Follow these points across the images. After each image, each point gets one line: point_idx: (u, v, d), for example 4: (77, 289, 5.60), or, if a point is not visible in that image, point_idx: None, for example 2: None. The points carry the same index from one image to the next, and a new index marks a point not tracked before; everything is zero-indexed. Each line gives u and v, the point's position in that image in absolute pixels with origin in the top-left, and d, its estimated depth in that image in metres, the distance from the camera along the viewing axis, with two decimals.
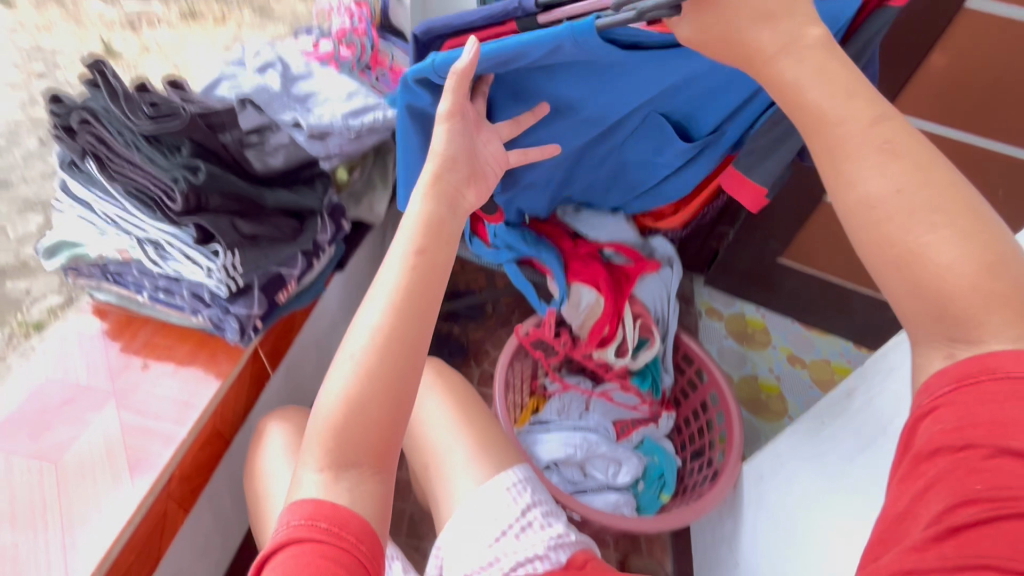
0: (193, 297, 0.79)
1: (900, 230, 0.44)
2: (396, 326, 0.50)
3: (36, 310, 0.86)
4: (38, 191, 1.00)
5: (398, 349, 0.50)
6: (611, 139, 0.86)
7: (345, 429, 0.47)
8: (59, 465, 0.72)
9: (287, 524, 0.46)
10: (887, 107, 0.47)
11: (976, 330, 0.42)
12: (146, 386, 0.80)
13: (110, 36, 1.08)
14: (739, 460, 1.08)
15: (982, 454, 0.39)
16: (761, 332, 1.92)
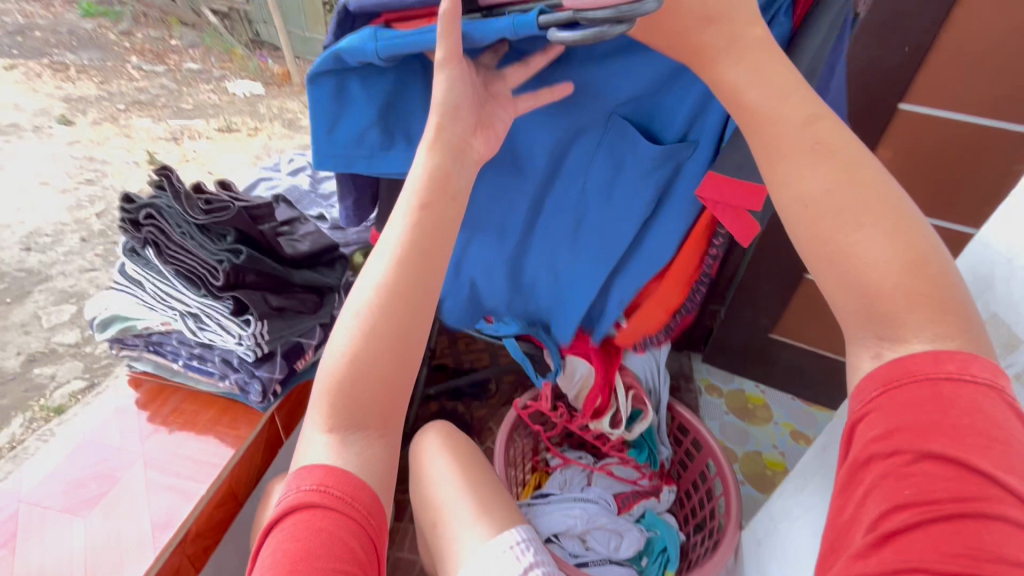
0: (224, 363, 0.90)
1: (834, 240, 0.51)
2: (395, 284, 0.52)
3: (59, 396, 1.03)
4: (74, 284, 1.13)
5: (392, 313, 0.51)
6: (565, 172, 0.84)
7: (350, 390, 0.49)
8: (88, 520, 0.77)
9: (296, 492, 0.47)
10: (819, 108, 0.55)
11: (901, 330, 0.49)
12: (173, 447, 0.87)
13: (154, 148, 1.26)
14: (737, 528, 1.10)
15: (906, 459, 0.45)
16: (762, 408, 1.95)
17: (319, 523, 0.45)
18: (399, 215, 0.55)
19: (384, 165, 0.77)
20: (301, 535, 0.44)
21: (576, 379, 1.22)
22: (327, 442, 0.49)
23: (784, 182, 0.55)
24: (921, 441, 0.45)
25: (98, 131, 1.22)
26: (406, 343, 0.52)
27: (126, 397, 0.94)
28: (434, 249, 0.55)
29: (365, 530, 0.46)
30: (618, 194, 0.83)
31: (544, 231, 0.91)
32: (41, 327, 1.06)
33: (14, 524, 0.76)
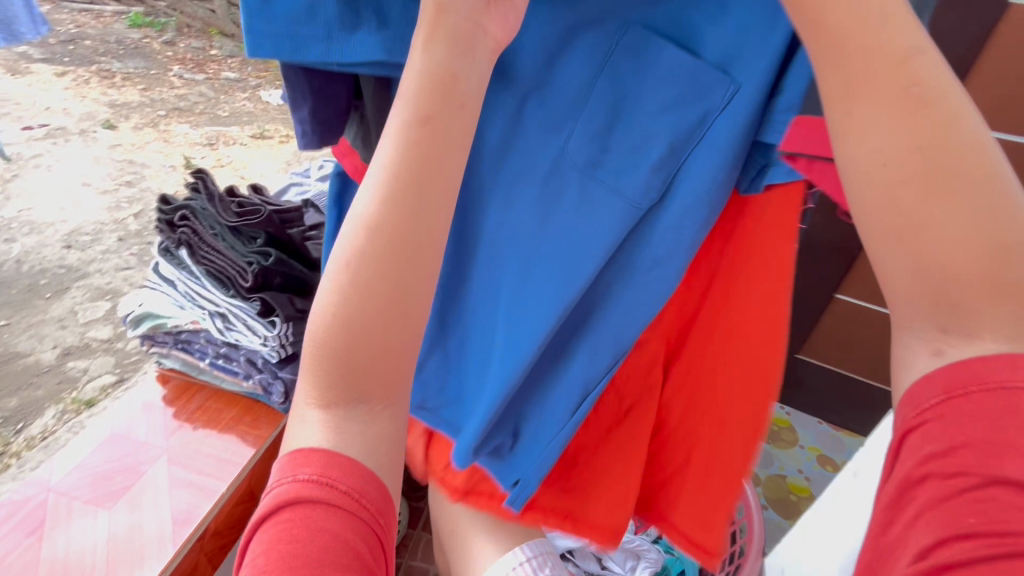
0: (248, 363, 0.91)
1: (899, 203, 0.42)
2: (384, 221, 0.42)
3: (90, 388, 1.04)
4: (110, 281, 1.15)
5: (384, 265, 0.42)
6: (559, 89, 0.60)
7: (348, 351, 0.41)
8: (114, 512, 0.79)
9: (282, 482, 0.39)
10: (921, 45, 0.43)
11: (974, 324, 0.40)
12: (197, 444, 0.89)
13: (190, 152, 1.32)
14: (759, 557, 1.07)
15: (971, 483, 0.38)
16: (788, 430, 1.89)
17: (320, 520, 0.37)
18: (393, 126, 0.43)
19: (346, 53, 0.55)
20: (292, 535, 0.36)
21: None
22: (323, 424, 0.41)
23: (852, 127, 0.44)
24: (991, 461, 0.37)
25: (140, 135, 1.28)
26: (409, 294, 0.43)
27: (156, 391, 0.97)
28: (436, 169, 0.43)
29: (372, 530, 0.38)
30: (644, 134, 0.60)
31: (529, 203, 0.64)
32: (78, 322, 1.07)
33: (44, 513, 0.78)
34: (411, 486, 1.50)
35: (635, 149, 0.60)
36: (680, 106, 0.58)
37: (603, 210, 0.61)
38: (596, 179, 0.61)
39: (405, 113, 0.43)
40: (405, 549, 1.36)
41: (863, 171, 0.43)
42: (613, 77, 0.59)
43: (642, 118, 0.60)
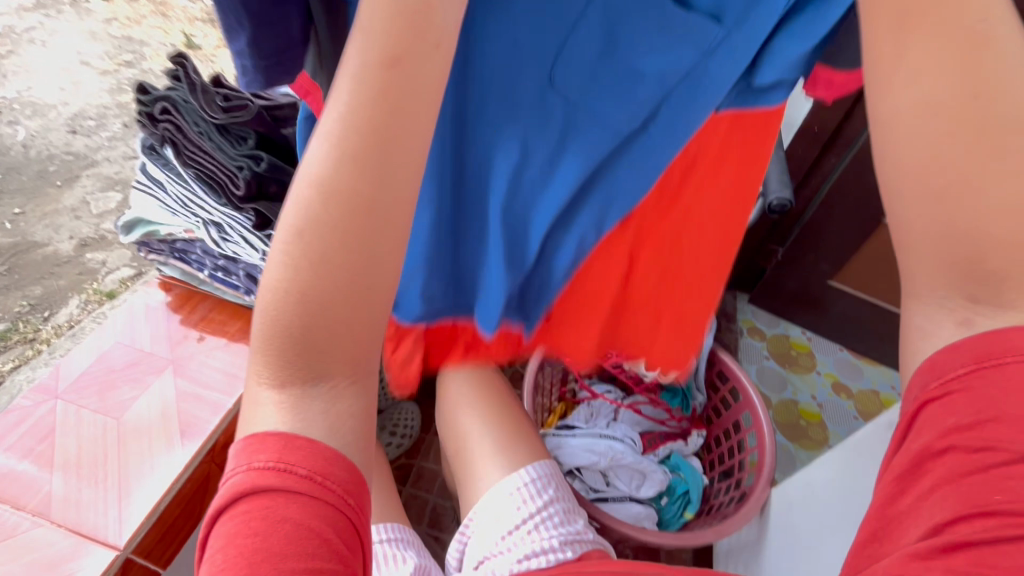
0: (248, 278, 0.86)
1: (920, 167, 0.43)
2: (343, 182, 0.36)
3: (110, 281, 0.99)
4: (118, 171, 1.05)
5: (327, 231, 0.36)
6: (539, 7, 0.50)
7: (308, 330, 0.37)
8: (120, 423, 0.77)
9: (239, 471, 0.38)
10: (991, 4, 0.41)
11: (1004, 286, 0.41)
12: (201, 357, 0.87)
13: (191, 30, 1.14)
14: (768, 485, 1.05)
15: (1000, 458, 0.38)
16: (806, 356, 1.85)
17: (280, 511, 0.37)
18: (349, 68, 0.37)
19: None
20: (254, 527, 0.36)
21: None
22: (280, 407, 0.38)
23: (902, 87, 0.43)
24: (1018, 437, 0.38)
25: (136, 9, 1.11)
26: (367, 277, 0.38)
27: (157, 300, 0.92)
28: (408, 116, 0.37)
29: (342, 513, 0.38)
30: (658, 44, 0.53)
31: (499, 123, 0.56)
32: (91, 214, 0.99)
33: (54, 420, 0.76)
34: (423, 392, 1.53)
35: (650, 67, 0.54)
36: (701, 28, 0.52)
37: (597, 130, 0.57)
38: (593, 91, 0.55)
39: (366, 53, 0.37)
40: (417, 452, 1.42)
41: (905, 127, 0.43)
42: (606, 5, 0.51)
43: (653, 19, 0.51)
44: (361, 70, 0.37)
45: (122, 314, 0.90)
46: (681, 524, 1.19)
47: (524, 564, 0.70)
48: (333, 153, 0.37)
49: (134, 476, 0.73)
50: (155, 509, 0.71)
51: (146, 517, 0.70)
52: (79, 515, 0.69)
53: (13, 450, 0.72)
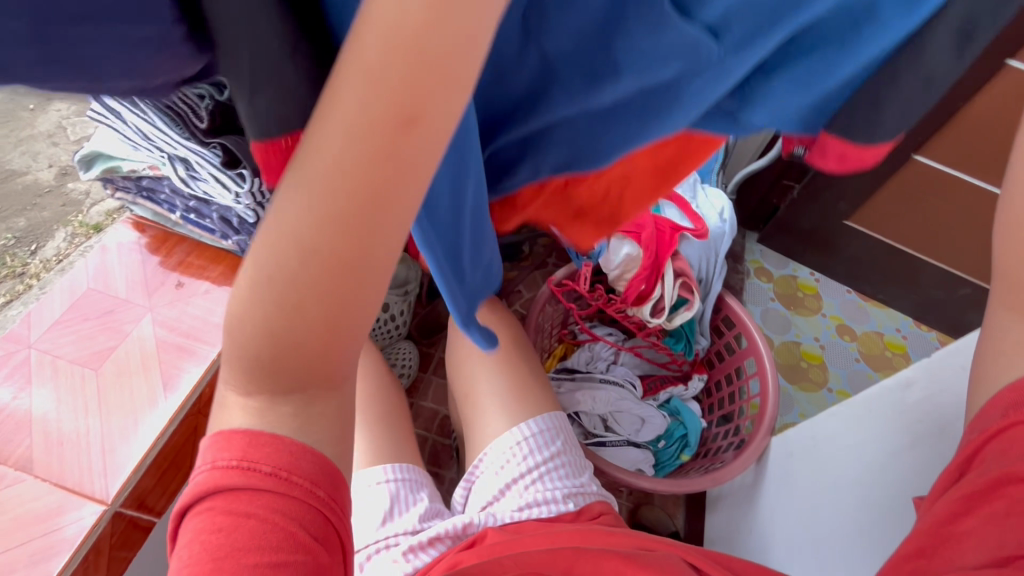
0: (223, 221, 0.79)
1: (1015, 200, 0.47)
2: (304, 227, 0.31)
3: (95, 213, 0.86)
4: None
5: (290, 277, 0.32)
6: None
7: (275, 360, 0.34)
8: (100, 373, 0.74)
9: (203, 470, 0.38)
10: None
11: None
12: (181, 304, 0.82)
13: None
14: (768, 433, 1.04)
15: None
16: (812, 298, 1.81)
17: (244, 507, 0.36)
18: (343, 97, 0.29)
19: None
20: (219, 521, 0.36)
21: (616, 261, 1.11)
22: (243, 407, 0.36)
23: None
24: None
25: None
26: (345, 324, 0.34)
27: (131, 242, 0.86)
28: (392, 171, 0.30)
29: (312, 505, 0.38)
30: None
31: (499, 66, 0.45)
32: (71, 140, 0.83)
33: (29, 370, 0.72)
34: (421, 332, 1.49)
35: (652, 44, 0.40)
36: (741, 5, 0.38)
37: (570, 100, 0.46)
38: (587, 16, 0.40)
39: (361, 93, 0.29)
40: (416, 392, 1.41)
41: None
42: None
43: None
44: (350, 86, 0.29)
45: (93, 257, 0.83)
46: (677, 466, 1.20)
47: (530, 512, 0.71)
48: (310, 198, 0.31)
49: (116, 429, 0.71)
50: (142, 462, 0.70)
51: (133, 470, 0.69)
52: (63, 467, 0.67)
53: None
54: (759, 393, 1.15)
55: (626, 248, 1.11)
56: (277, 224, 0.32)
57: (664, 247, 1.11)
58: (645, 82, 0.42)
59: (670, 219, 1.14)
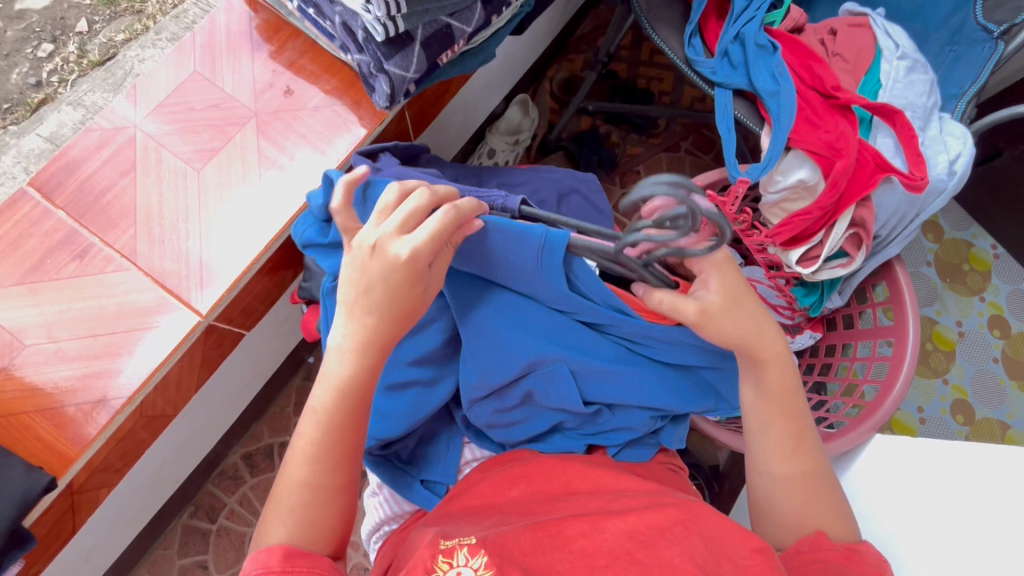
0: (345, 31, 0.61)
1: (765, 474, 0.63)
2: (307, 479, 0.58)
3: None
4: None
5: (328, 494, 0.59)
6: (519, 381, 0.73)
7: (302, 524, 0.57)
8: (201, 176, 0.68)
9: (250, 571, 0.53)
10: None
11: None
12: (288, 117, 0.72)
13: None
14: (871, 430, 0.93)
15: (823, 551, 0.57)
16: (978, 276, 1.50)
17: (300, 554, 0.55)
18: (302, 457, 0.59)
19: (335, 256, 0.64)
20: (292, 560, 0.54)
21: (782, 184, 0.90)
22: (283, 535, 0.56)
23: None
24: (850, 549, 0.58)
25: None
26: (318, 488, 0.58)
27: (245, 23, 0.74)
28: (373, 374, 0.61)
29: (316, 560, 0.55)
30: (551, 405, 0.74)
31: (511, 419, 0.76)
32: None
33: (132, 153, 0.69)
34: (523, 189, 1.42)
35: (561, 413, 0.76)
36: (604, 378, 0.73)
37: (534, 425, 0.78)
38: (506, 413, 0.75)
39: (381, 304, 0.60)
40: None
41: None
42: (552, 393, 0.73)
43: (576, 362, 0.72)
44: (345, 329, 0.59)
45: (201, 33, 0.74)
46: None
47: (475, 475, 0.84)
48: (310, 481, 0.58)
49: (215, 243, 0.67)
50: (236, 285, 0.67)
51: (226, 293, 0.66)
52: (163, 271, 0.66)
53: (96, 179, 0.67)
54: (881, 382, 0.99)
55: (802, 170, 0.89)
56: (320, 403, 0.60)
57: (854, 186, 0.87)
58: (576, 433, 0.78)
59: (879, 150, 0.86)
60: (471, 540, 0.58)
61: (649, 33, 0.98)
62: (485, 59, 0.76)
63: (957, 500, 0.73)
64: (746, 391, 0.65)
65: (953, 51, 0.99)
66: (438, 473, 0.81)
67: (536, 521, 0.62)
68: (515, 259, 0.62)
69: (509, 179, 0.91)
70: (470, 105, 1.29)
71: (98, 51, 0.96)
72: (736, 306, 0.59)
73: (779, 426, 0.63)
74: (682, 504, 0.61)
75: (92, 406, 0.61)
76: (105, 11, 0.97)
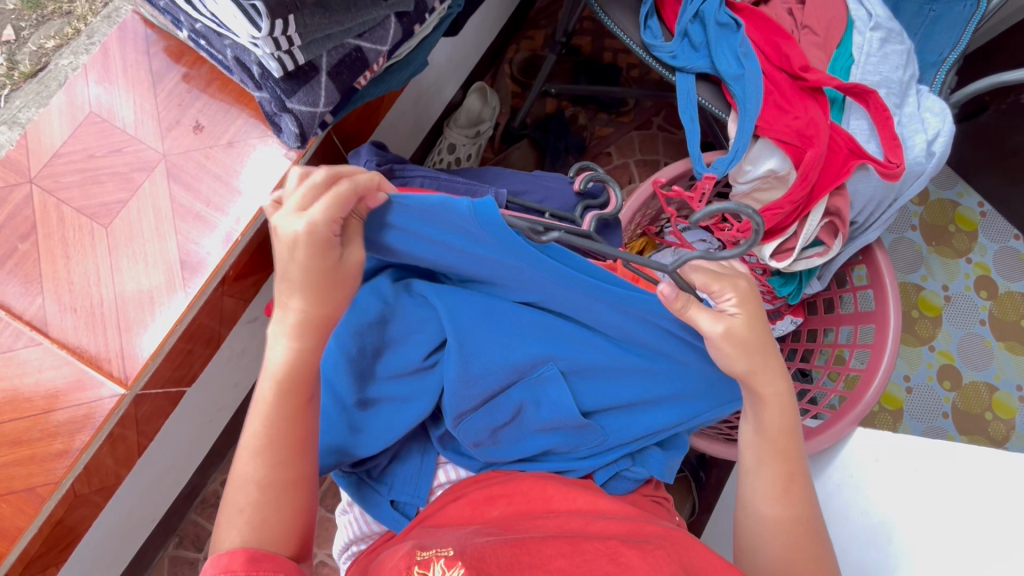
0: (241, 66, 0.56)
1: (752, 512, 0.61)
2: (250, 474, 0.53)
3: None
4: None
5: (277, 489, 0.53)
6: (506, 393, 0.65)
7: (253, 529, 0.52)
8: (110, 232, 0.63)
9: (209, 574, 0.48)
10: None
11: None
12: (200, 158, 0.65)
13: None
14: (853, 423, 0.91)
15: None
16: (964, 237, 1.43)
17: (259, 555, 0.50)
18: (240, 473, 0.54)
19: None
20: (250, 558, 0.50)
21: (752, 174, 0.84)
22: (236, 540, 0.52)
23: None
24: None
25: None
26: (266, 484, 0.53)
27: (142, 48, 0.67)
28: (312, 383, 0.55)
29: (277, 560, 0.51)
30: (543, 418, 0.67)
31: (507, 442, 0.68)
32: None
33: (30, 213, 0.62)
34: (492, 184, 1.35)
35: (557, 424, 0.67)
36: (593, 373, 0.67)
37: (525, 445, 0.69)
38: (497, 429, 0.66)
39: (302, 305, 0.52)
40: None
41: None
42: (540, 398, 0.66)
43: (566, 362, 0.65)
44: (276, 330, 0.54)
45: (93, 67, 0.66)
46: None
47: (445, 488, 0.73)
48: (253, 493, 0.53)
49: (132, 304, 0.62)
50: (161, 349, 0.62)
51: (151, 357, 0.62)
52: (80, 340, 0.61)
53: None
54: (864, 368, 0.95)
55: (772, 159, 0.83)
56: (261, 395, 0.54)
57: (828, 176, 0.81)
58: (574, 445, 0.70)
59: (852, 135, 0.81)
60: (450, 551, 0.49)
61: (601, 19, 0.90)
62: (416, 70, 0.69)
63: (943, 499, 0.70)
64: (744, 430, 0.63)
65: (932, 11, 0.91)
66: (408, 494, 0.70)
67: (512, 537, 0.52)
68: (450, 228, 0.53)
69: (513, 186, 0.84)
70: (422, 100, 1.20)
71: (29, 61, 0.80)
72: (749, 352, 0.57)
73: (770, 474, 0.60)
74: (670, 536, 0.55)
75: (17, 497, 0.58)
76: (32, 16, 0.80)
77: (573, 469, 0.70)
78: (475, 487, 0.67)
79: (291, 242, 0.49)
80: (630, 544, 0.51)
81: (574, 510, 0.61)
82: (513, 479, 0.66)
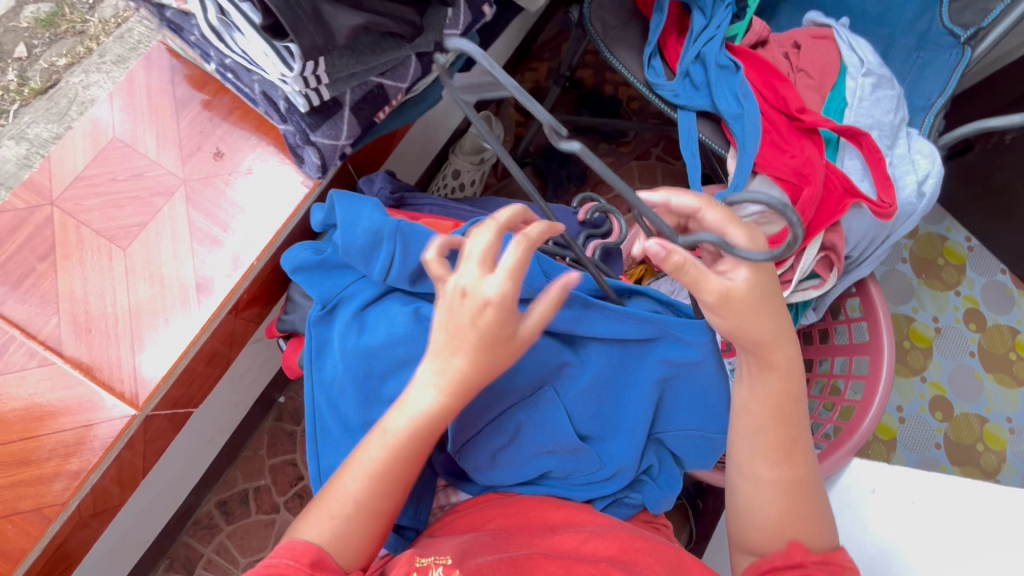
0: (268, 98, 0.58)
1: (750, 473, 0.56)
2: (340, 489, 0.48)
3: None
4: None
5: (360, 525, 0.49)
6: (509, 414, 0.65)
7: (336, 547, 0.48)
8: (127, 255, 0.64)
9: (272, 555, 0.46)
10: None
11: None
12: (221, 185, 0.67)
13: None
14: (848, 455, 0.92)
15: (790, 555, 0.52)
16: (953, 270, 1.47)
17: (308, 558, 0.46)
18: None
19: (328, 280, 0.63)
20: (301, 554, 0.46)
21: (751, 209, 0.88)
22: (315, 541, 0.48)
23: None
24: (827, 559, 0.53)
25: None
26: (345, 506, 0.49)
27: (167, 77, 0.69)
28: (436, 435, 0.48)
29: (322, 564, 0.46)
30: (542, 447, 0.65)
31: (503, 463, 0.66)
32: None
33: (51, 233, 0.64)
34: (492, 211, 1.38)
35: (558, 453, 0.66)
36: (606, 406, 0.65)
37: (523, 471, 0.67)
38: (497, 451, 0.66)
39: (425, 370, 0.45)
40: None
41: None
42: (543, 424, 0.65)
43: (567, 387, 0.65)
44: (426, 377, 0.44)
45: (119, 94, 0.68)
46: None
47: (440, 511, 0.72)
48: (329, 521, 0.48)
49: (146, 325, 0.63)
50: (172, 371, 0.63)
51: (163, 379, 0.62)
52: (92, 360, 0.62)
53: (14, 263, 0.62)
54: (858, 399, 0.97)
55: (769, 195, 0.86)
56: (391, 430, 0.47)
57: (824, 212, 0.84)
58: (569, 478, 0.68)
59: (846, 174, 0.85)
60: (449, 560, 0.51)
61: (606, 57, 0.94)
62: (431, 104, 0.72)
63: (940, 532, 0.71)
64: (739, 391, 0.56)
65: (920, 58, 0.96)
66: (411, 517, 0.68)
67: (507, 557, 0.52)
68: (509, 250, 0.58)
69: None
70: (428, 127, 1.23)
71: (40, 77, 0.81)
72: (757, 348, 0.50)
73: (774, 438, 0.55)
74: (658, 553, 0.55)
75: (21, 517, 0.58)
76: (45, 34, 0.82)
77: (575, 497, 0.69)
78: (473, 506, 0.67)
79: (481, 305, 0.39)
80: (621, 566, 0.51)
81: (568, 525, 0.61)
82: (513, 501, 0.66)
